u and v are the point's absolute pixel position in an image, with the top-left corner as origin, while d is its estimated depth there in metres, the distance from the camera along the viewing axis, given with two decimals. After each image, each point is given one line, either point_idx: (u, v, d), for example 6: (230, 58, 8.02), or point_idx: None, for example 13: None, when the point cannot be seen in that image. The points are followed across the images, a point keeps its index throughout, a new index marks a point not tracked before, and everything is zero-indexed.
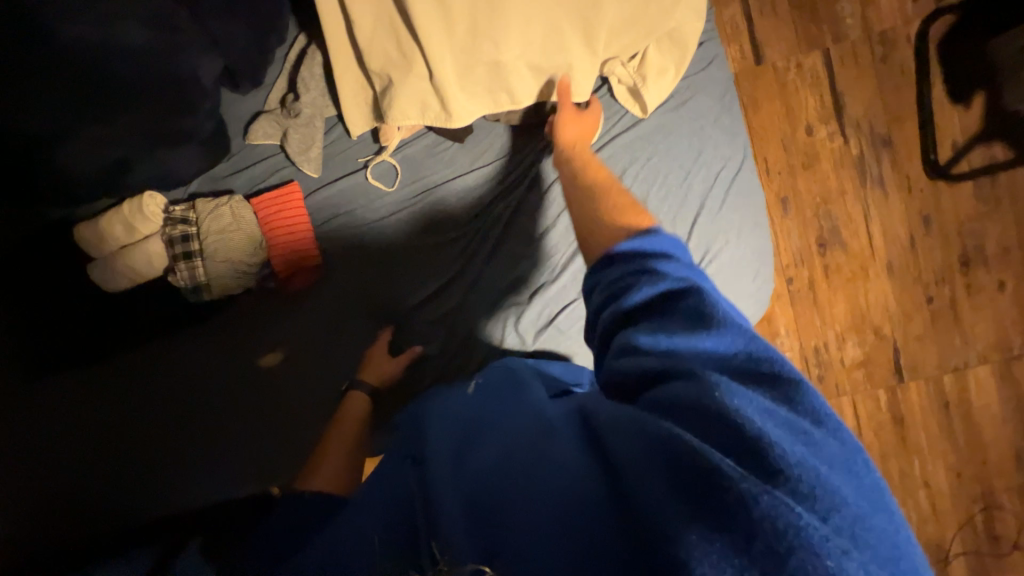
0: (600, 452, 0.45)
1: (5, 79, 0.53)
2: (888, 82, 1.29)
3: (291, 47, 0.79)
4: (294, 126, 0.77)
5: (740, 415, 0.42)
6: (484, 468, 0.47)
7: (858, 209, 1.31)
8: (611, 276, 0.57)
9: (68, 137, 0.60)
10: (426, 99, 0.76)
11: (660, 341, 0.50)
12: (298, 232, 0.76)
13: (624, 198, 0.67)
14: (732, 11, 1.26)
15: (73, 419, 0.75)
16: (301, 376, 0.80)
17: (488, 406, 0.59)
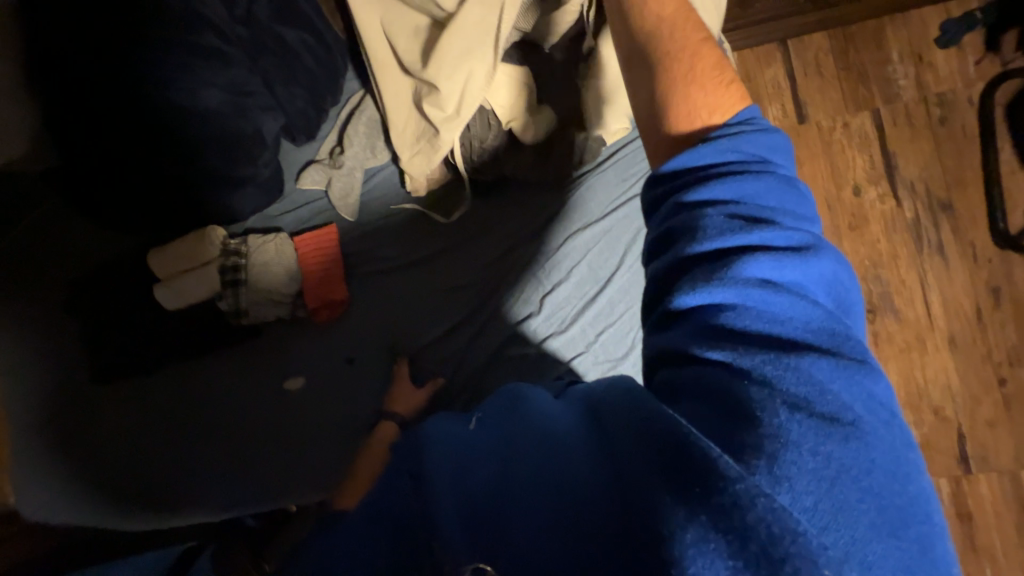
0: (603, 447, 0.44)
1: (113, 127, 0.69)
2: (947, 144, 1.22)
3: (344, 106, 0.89)
4: (337, 176, 0.86)
5: (760, 407, 0.41)
6: (487, 469, 0.48)
7: (913, 276, 1.21)
8: (672, 216, 0.49)
9: (151, 174, 0.74)
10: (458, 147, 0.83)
11: (705, 298, 0.45)
12: (330, 272, 0.84)
13: (687, 66, 0.54)
14: (775, 70, 1.25)
15: (128, 414, 0.83)
16: (332, 382, 0.85)
17: (499, 405, 0.57)
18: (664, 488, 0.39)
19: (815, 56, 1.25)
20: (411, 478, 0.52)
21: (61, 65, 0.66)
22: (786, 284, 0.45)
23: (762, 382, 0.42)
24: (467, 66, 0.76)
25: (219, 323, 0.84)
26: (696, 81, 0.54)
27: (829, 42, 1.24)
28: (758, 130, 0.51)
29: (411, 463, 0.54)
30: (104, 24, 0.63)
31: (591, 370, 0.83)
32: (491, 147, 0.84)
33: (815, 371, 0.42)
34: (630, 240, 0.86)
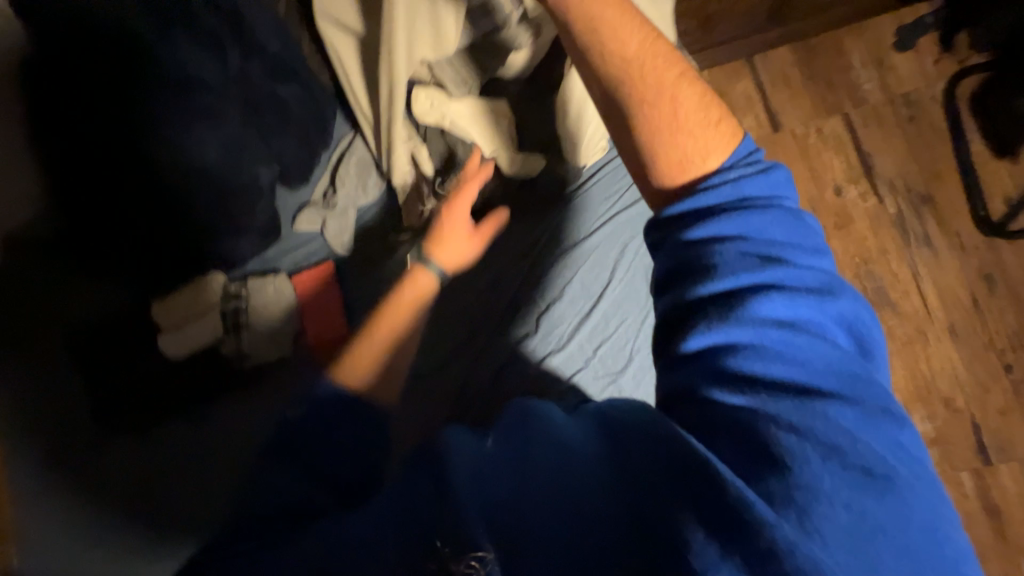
0: (621, 467, 0.46)
1: (118, 185, 0.73)
2: (919, 140, 1.26)
3: (334, 150, 0.92)
4: (331, 216, 0.89)
5: (787, 453, 0.43)
6: (508, 488, 0.49)
7: (905, 269, 1.23)
8: (681, 254, 0.50)
9: (151, 227, 0.77)
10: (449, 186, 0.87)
11: (723, 340, 0.47)
12: (329, 310, 0.86)
13: (666, 112, 0.55)
14: (745, 84, 1.31)
15: (132, 465, 0.83)
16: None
17: (509, 423, 0.56)
18: (693, 522, 0.41)
19: (782, 69, 1.31)
20: (438, 481, 0.53)
21: (72, 133, 0.71)
22: (806, 328, 0.47)
23: (788, 425, 0.44)
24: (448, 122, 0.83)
25: (222, 368, 0.86)
26: (681, 128, 0.54)
27: (793, 55, 1.31)
28: (756, 170, 0.52)
29: (433, 472, 0.54)
30: (110, 95, 0.69)
31: (593, 387, 0.83)
32: (475, 177, 0.87)
33: (841, 419, 0.44)
34: (618, 254, 0.88)
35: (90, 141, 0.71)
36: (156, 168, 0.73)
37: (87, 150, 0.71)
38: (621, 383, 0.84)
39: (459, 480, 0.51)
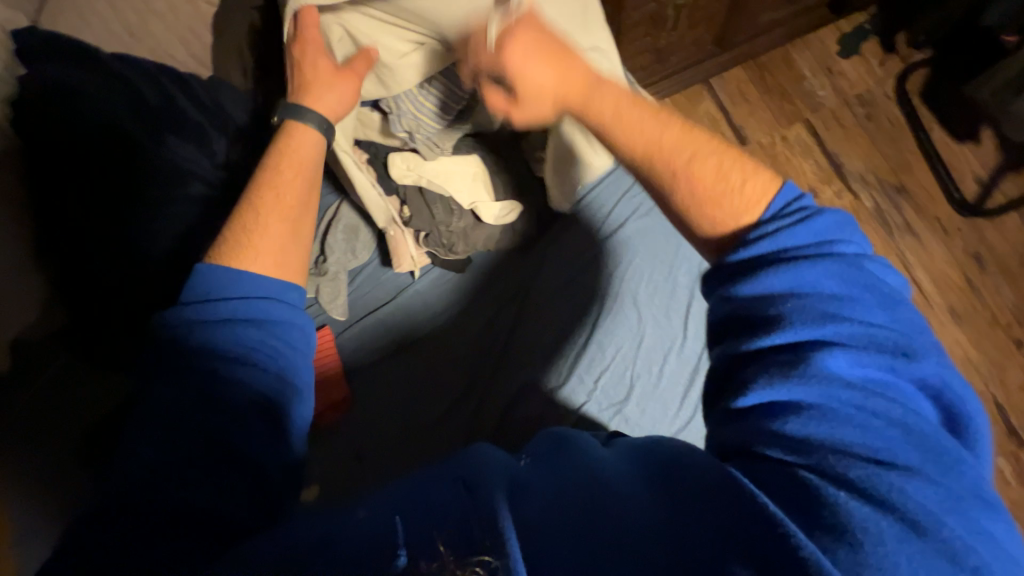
0: (669, 484, 0.44)
1: (102, 278, 0.72)
2: (882, 135, 1.31)
3: (321, 219, 0.92)
4: (323, 282, 0.87)
5: (860, 527, 0.37)
6: (550, 495, 0.45)
7: (894, 259, 1.24)
8: (730, 305, 0.48)
9: (132, 313, 0.74)
10: (434, 236, 0.88)
11: (782, 398, 0.43)
12: (333, 382, 0.83)
13: (699, 186, 0.52)
14: (706, 105, 1.37)
15: None
16: (344, 467, 0.81)
17: (544, 446, 0.52)
18: (738, 561, 0.38)
19: (737, 87, 1.38)
20: (467, 486, 0.46)
21: (52, 228, 0.70)
22: (874, 389, 0.42)
23: (861, 492, 0.38)
24: (437, 183, 0.85)
25: None
26: (712, 201, 0.51)
27: (746, 74, 1.39)
28: (797, 218, 0.48)
29: (465, 471, 0.47)
30: (96, 193, 0.70)
31: (600, 419, 0.82)
32: (458, 229, 0.87)
33: (924, 494, 0.38)
34: (607, 282, 0.89)
35: (74, 234, 0.70)
36: (145, 256, 0.73)
37: (70, 246, 0.71)
38: (626, 413, 0.83)
39: (496, 482, 0.46)
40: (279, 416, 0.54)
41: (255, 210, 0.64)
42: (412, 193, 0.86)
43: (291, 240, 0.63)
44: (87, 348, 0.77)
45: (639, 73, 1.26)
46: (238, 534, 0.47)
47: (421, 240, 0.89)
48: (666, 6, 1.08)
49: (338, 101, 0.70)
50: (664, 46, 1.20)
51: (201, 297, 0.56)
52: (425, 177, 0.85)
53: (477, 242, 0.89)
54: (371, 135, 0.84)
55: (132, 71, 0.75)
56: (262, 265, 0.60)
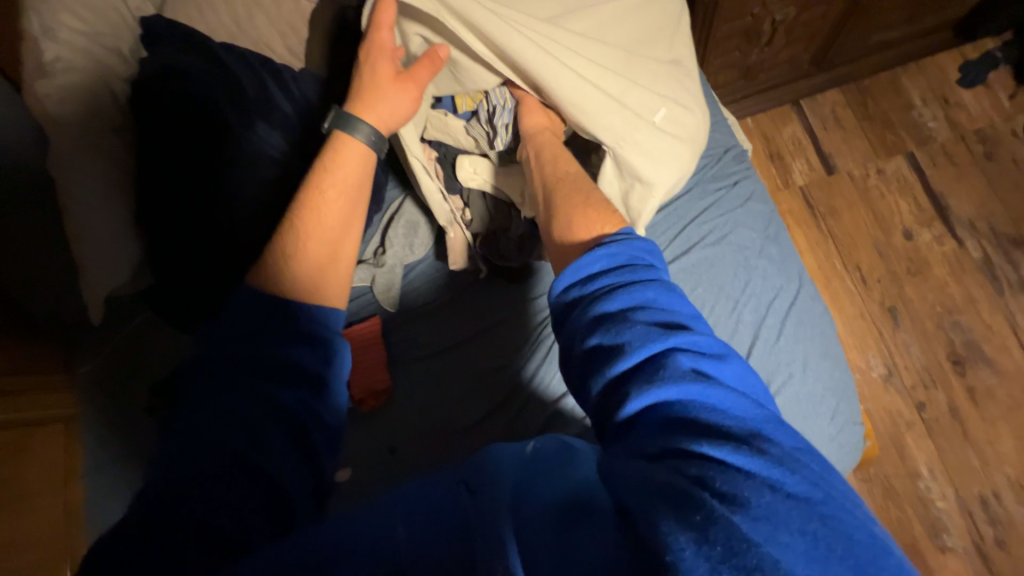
0: (620, 492, 0.34)
1: (182, 246, 0.78)
2: (1002, 178, 1.16)
3: (385, 211, 0.95)
4: (380, 273, 0.90)
5: (740, 496, 0.30)
6: (552, 521, 0.34)
7: (999, 319, 1.09)
8: (593, 324, 0.42)
9: (207, 281, 0.80)
10: (493, 242, 0.88)
11: (649, 397, 0.37)
12: (376, 372, 0.85)
13: (586, 202, 0.59)
14: (793, 128, 1.27)
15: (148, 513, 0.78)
16: (374, 453, 0.83)
17: (559, 455, 0.40)
18: (670, 519, 0.30)
19: (832, 111, 1.27)
20: (470, 490, 0.36)
21: (141, 200, 0.76)
22: (722, 374, 0.38)
23: (718, 464, 0.32)
24: (507, 188, 0.83)
25: None
26: (588, 208, 0.58)
27: (844, 97, 1.27)
28: (630, 237, 0.49)
29: (467, 470, 0.38)
30: (184, 164, 0.76)
31: None
32: (516, 237, 0.87)
33: (791, 451, 0.33)
34: None
35: (161, 206, 0.76)
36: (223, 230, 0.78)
37: (154, 217, 0.76)
38: None
39: (501, 490, 0.35)
40: (307, 441, 0.47)
41: (295, 221, 0.57)
42: (475, 196, 0.86)
43: (335, 242, 0.57)
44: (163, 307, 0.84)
45: (724, 89, 1.19)
46: (244, 546, 0.40)
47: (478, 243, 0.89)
48: (762, 20, 1.02)
49: (390, 115, 0.64)
50: (754, 62, 1.13)
51: (241, 316, 0.50)
52: (490, 183, 0.83)
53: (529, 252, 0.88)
54: (442, 138, 0.81)
55: (235, 61, 0.80)
56: (298, 278, 0.53)
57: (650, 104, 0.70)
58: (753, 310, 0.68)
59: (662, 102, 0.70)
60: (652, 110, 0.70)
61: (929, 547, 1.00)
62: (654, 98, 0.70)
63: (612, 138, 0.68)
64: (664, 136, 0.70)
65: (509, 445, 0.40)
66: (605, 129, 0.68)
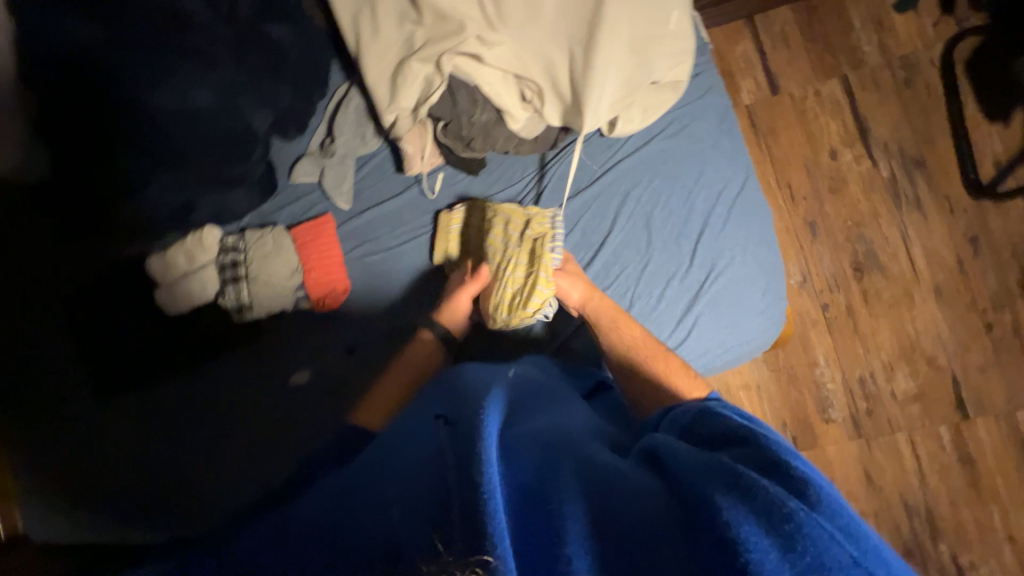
0: (672, 459, 0.46)
1: (100, 138, 0.71)
2: (916, 103, 1.27)
3: (331, 98, 0.88)
4: (329, 165, 0.83)
5: (773, 461, 0.43)
6: (545, 462, 0.44)
7: (895, 231, 1.26)
8: (668, 403, 0.60)
9: (147, 183, 0.76)
10: (456, 134, 0.73)
11: (709, 419, 0.53)
12: (333, 272, 0.81)
13: (667, 363, 0.65)
14: (744, 46, 1.30)
15: (115, 465, 0.80)
16: (336, 357, 0.83)
17: (528, 393, 0.57)
18: (717, 482, 0.41)
19: (782, 30, 1.30)
20: (450, 427, 0.46)
21: (45, 117, 0.72)
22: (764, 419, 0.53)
23: (761, 447, 0.46)
24: (467, 67, 0.67)
25: (219, 319, 0.83)
26: (669, 377, 0.63)
27: (793, 16, 1.30)
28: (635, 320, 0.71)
29: (447, 412, 0.49)
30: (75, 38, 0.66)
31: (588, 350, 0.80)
32: (480, 124, 0.71)
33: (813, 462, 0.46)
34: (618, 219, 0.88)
35: (69, 123, 0.71)
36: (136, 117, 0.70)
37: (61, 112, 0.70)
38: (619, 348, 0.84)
39: (470, 419, 0.46)
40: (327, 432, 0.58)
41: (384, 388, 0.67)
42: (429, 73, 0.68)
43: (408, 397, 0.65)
44: (89, 206, 0.79)
45: None
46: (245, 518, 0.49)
47: (439, 132, 0.74)
48: None
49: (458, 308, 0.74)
50: None
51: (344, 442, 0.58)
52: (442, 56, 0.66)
53: (520, 148, 0.75)
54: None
55: None
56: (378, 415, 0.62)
57: (660, 8, 0.66)
58: (703, 203, 0.72)
59: (671, 5, 0.67)
60: (664, 18, 0.67)
61: (816, 420, 1.21)
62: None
63: (640, 68, 0.68)
64: (677, 41, 0.69)
65: (495, 386, 0.54)
66: (633, 61, 0.67)
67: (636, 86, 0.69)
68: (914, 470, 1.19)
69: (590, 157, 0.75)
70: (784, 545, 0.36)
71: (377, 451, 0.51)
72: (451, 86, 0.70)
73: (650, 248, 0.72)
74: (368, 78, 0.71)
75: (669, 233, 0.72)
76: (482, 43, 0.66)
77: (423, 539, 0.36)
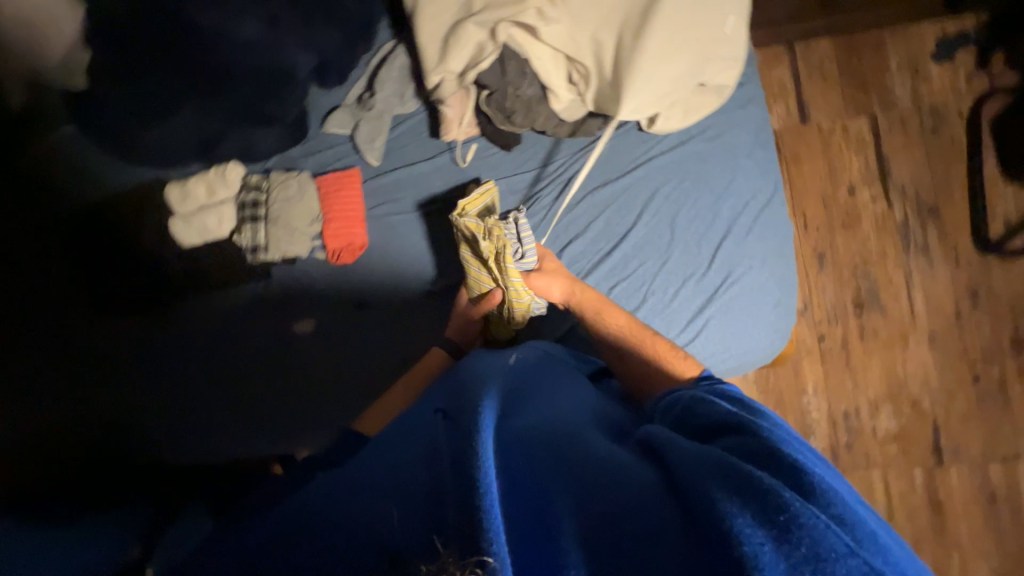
0: (668, 449, 0.47)
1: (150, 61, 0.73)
2: (938, 152, 1.29)
3: (375, 54, 0.88)
4: (365, 119, 0.83)
5: (770, 455, 0.44)
6: (542, 454, 0.44)
7: (900, 274, 1.28)
8: (667, 396, 0.60)
9: (181, 110, 0.77)
10: (500, 106, 0.73)
11: (706, 412, 0.53)
12: (352, 227, 0.81)
13: (660, 346, 0.66)
14: (781, 71, 1.31)
15: (113, 400, 0.84)
16: (344, 318, 0.85)
17: (526, 388, 0.58)
18: (714, 476, 0.41)
19: (820, 61, 1.31)
20: (450, 424, 0.47)
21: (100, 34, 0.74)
22: (763, 411, 0.53)
23: (758, 440, 0.46)
24: (522, 40, 0.67)
25: (227, 256, 0.82)
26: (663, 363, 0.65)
27: (833, 49, 1.31)
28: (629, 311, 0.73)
29: (447, 411, 0.50)
30: None
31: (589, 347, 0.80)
32: (525, 99, 0.72)
33: (812, 456, 0.46)
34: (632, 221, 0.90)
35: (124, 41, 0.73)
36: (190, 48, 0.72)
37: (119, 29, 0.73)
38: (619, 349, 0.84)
39: (468, 414, 0.47)
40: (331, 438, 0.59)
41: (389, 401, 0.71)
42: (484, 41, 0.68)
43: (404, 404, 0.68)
44: (120, 125, 0.80)
45: None
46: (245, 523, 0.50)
47: (482, 101, 0.74)
48: None
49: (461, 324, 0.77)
50: None
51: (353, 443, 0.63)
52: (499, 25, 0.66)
53: (558, 129, 0.76)
54: None
55: None
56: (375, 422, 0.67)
57: (717, 13, 0.68)
58: (727, 211, 0.74)
59: (727, 10, 0.68)
60: (719, 22, 0.68)
61: None
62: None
63: (690, 68, 0.69)
64: (727, 48, 0.70)
65: (492, 382, 0.55)
66: (685, 59, 0.68)
67: (682, 86, 0.70)
68: (883, 507, 1.22)
69: (626, 151, 0.76)
70: (782, 535, 0.36)
71: (378, 448, 0.52)
72: (502, 57, 0.70)
73: (672, 247, 0.73)
74: (420, 36, 0.70)
75: (693, 234, 0.73)
76: (541, 19, 0.66)
77: (422, 539, 0.37)
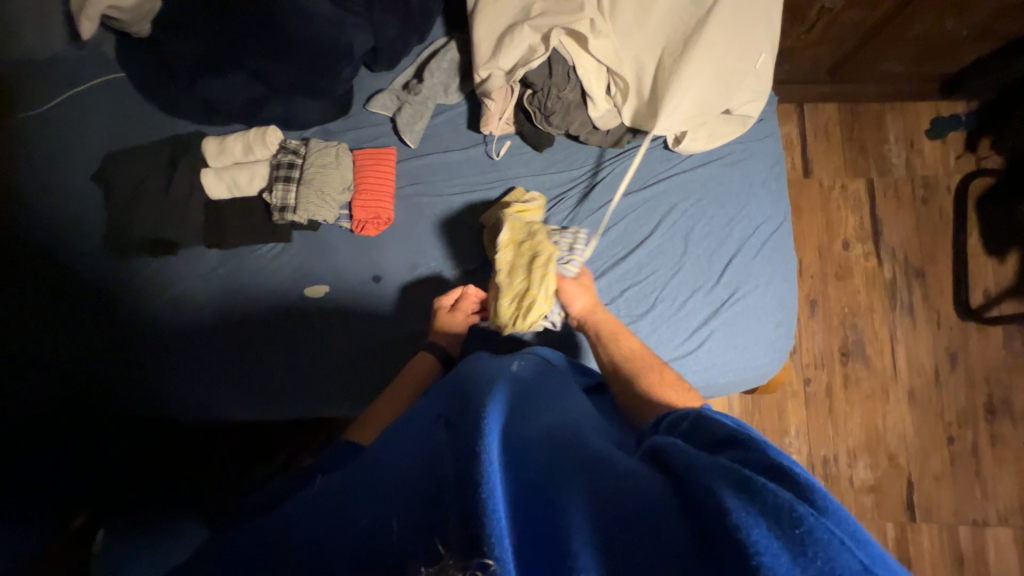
0: (671, 459, 0.44)
1: (227, 22, 0.81)
2: (927, 220, 1.38)
3: (427, 47, 0.92)
4: (410, 102, 0.87)
5: (775, 465, 0.41)
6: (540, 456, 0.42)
7: (885, 329, 1.34)
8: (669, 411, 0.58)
9: (240, 67, 0.83)
10: (541, 106, 0.79)
11: (708, 425, 0.51)
12: (382, 202, 0.85)
13: (658, 375, 0.65)
14: (789, 127, 1.41)
15: (104, 361, 0.84)
16: (352, 299, 0.87)
17: (527, 387, 0.56)
18: (721, 480, 0.39)
19: (825, 124, 1.42)
20: (449, 424, 0.45)
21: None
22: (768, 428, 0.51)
23: (761, 451, 0.44)
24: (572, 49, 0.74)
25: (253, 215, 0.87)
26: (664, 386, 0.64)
27: (838, 115, 1.42)
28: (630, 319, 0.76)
29: (445, 412, 0.48)
30: None
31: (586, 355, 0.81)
32: (565, 102, 0.77)
33: None
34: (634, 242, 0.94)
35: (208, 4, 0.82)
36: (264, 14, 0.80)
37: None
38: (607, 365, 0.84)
39: (467, 412, 0.45)
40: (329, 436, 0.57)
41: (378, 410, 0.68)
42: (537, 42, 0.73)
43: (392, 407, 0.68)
44: (179, 74, 0.86)
45: None
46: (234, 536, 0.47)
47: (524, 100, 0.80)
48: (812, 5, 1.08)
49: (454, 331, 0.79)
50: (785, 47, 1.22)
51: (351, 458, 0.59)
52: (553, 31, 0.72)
53: (591, 136, 0.81)
54: None
55: None
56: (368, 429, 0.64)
57: (750, 50, 0.75)
58: (737, 234, 0.78)
59: (759, 49, 0.76)
60: (751, 58, 0.75)
61: None
62: (753, 39, 0.75)
63: (720, 94, 0.75)
64: (755, 82, 0.77)
65: (496, 381, 0.53)
66: (716, 87, 0.75)
67: (711, 111, 0.76)
68: None
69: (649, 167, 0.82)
70: (793, 548, 0.33)
71: (372, 450, 0.51)
72: (551, 61, 0.75)
73: (684, 258, 0.78)
74: (477, 31, 0.76)
75: (702, 252, 0.78)
76: (592, 31, 0.72)
77: (421, 545, 0.35)
